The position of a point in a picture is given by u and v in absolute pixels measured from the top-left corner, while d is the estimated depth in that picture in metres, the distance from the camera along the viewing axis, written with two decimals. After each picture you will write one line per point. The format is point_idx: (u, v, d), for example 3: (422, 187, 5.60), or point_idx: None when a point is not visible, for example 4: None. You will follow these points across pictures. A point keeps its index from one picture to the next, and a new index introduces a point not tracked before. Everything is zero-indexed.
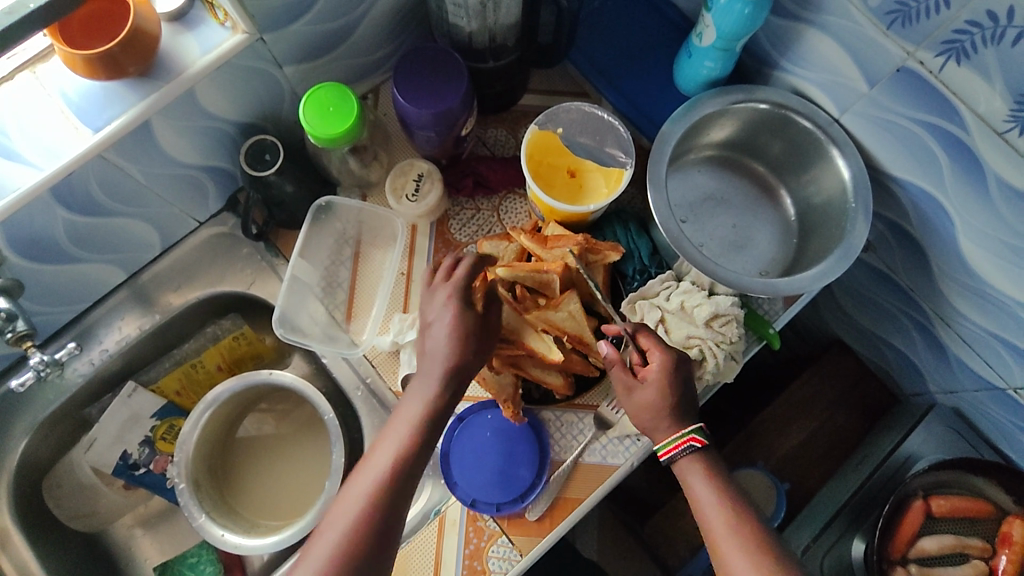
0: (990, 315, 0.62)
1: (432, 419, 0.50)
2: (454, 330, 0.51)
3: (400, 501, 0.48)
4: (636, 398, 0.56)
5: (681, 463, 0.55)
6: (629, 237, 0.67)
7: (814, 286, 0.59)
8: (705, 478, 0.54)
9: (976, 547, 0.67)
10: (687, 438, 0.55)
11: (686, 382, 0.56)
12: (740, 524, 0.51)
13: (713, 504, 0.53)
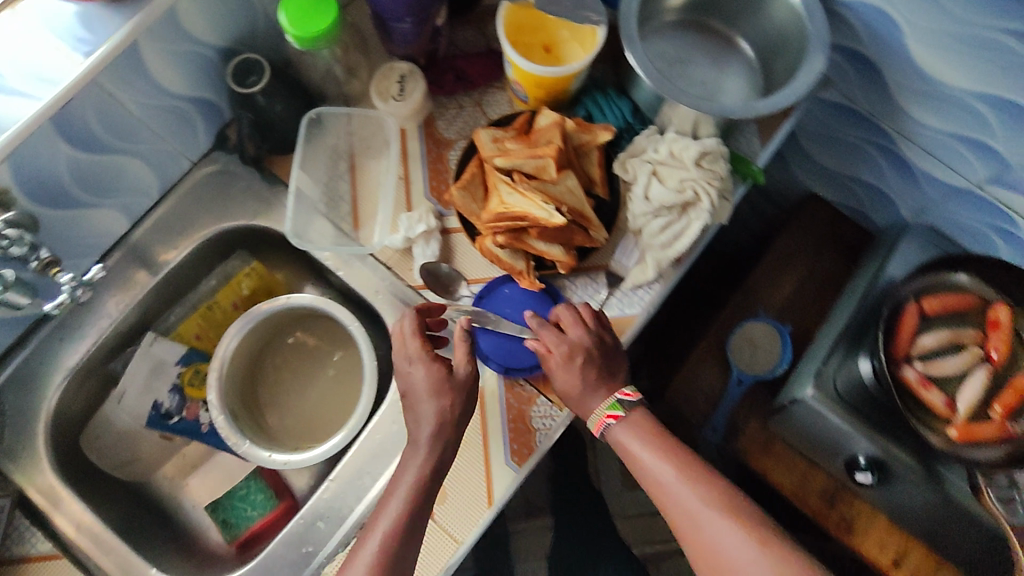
0: (946, 114, 0.69)
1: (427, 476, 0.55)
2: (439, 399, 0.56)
3: (404, 554, 0.52)
4: (560, 372, 0.60)
5: (615, 432, 0.61)
6: (609, 102, 0.70)
7: (795, 96, 0.63)
8: (640, 445, 0.59)
9: (972, 337, 0.73)
10: (604, 416, 0.60)
11: (595, 366, 0.60)
12: (680, 471, 0.58)
13: (652, 463, 0.58)
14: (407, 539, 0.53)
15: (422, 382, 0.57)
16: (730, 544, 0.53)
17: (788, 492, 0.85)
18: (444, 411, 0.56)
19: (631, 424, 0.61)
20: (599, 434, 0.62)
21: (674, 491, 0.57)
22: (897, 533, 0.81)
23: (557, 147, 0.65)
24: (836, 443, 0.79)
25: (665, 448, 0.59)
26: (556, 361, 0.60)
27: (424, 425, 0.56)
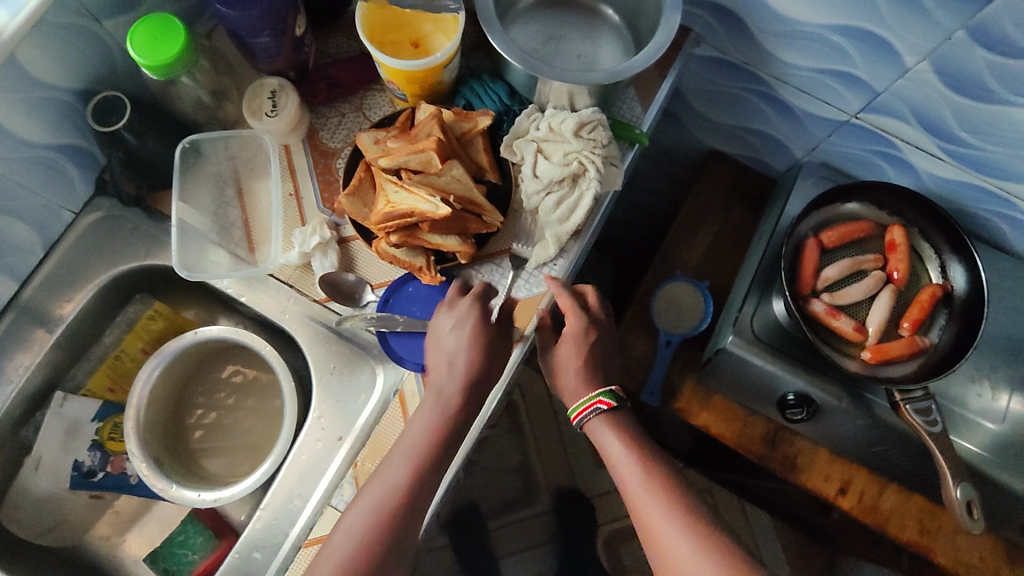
0: (810, 51, 0.71)
1: (445, 414, 0.59)
2: (468, 332, 0.61)
3: (420, 490, 0.56)
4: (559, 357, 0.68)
5: (592, 424, 0.66)
6: (484, 88, 0.71)
7: (663, 47, 0.65)
8: (614, 438, 0.64)
9: (872, 261, 0.76)
10: (595, 402, 0.65)
11: (598, 349, 0.68)
12: (641, 461, 0.62)
13: (620, 460, 0.63)
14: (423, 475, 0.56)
15: (457, 336, 0.62)
16: (667, 528, 0.56)
17: (733, 443, 0.86)
18: (468, 350, 0.61)
19: (609, 417, 0.66)
20: (578, 423, 0.67)
21: (632, 483, 0.61)
22: (839, 462, 0.85)
23: (438, 139, 0.65)
24: (766, 385, 0.80)
25: (632, 441, 0.64)
26: (571, 329, 0.67)
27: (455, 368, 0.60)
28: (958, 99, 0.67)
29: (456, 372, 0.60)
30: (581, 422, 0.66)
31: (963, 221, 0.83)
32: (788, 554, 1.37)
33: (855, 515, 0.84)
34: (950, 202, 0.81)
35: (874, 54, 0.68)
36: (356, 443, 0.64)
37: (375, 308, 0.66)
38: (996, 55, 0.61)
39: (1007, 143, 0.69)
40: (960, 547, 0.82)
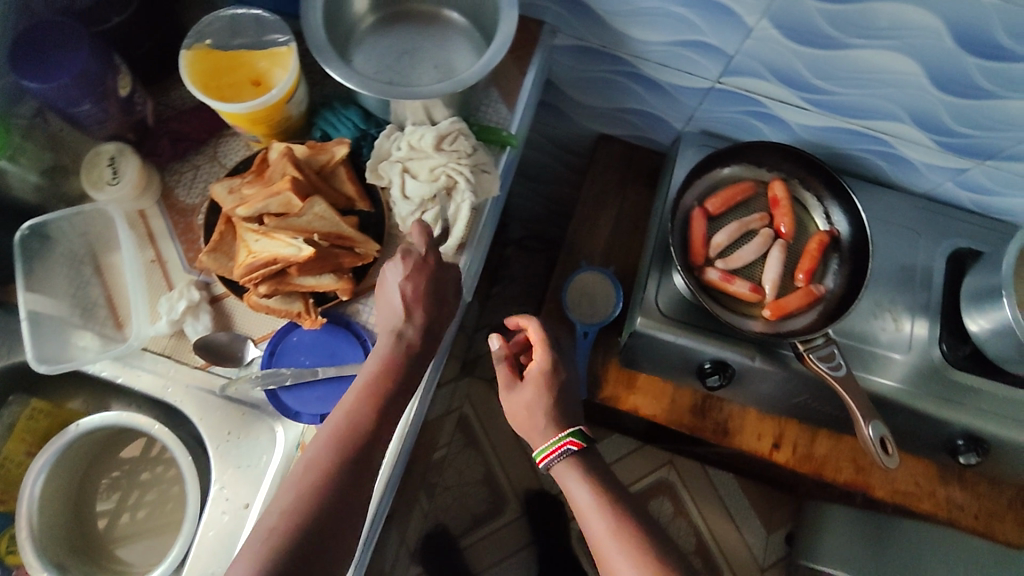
0: (659, 26, 0.71)
1: (379, 388, 0.57)
2: (409, 289, 0.61)
3: (354, 455, 0.53)
4: (518, 396, 0.70)
5: (558, 466, 0.66)
6: (338, 115, 0.68)
7: (507, 39, 0.63)
8: (581, 478, 0.65)
9: (757, 221, 0.77)
10: (565, 443, 0.66)
11: (559, 393, 0.70)
12: (605, 502, 0.63)
13: (588, 504, 0.63)
14: (358, 444, 0.54)
15: (400, 272, 0.61)
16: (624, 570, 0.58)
17: (664, 420, 0.87)
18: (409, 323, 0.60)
19: (577, 458, 0.66)
20: (544, 465, 0.67)
21: (596, 529, 0.61)
22: (769, 419, 0.87)
23: (292, 177, 0.62)
24: (684, 357, 0.81)
25: (597, 481, 0.65)
26: (537, 370, 0.70)
27: (394, 328, 0.60)
28: (805, 50, 0.67)
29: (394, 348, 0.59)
30: (547, 466, 0.67)
31: (843, 163, 0.84)
32: (753, 503, 1.45)
33: (793, 467, 0.86)
34: (827, 147, 0.82)
35: (718, 20, 0.67)
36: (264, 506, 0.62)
37: (262, 364, 0.63)
38: (829, 3, 0.60)
39: (861, 85, 0.69)
40: (896, 477, 0.85)
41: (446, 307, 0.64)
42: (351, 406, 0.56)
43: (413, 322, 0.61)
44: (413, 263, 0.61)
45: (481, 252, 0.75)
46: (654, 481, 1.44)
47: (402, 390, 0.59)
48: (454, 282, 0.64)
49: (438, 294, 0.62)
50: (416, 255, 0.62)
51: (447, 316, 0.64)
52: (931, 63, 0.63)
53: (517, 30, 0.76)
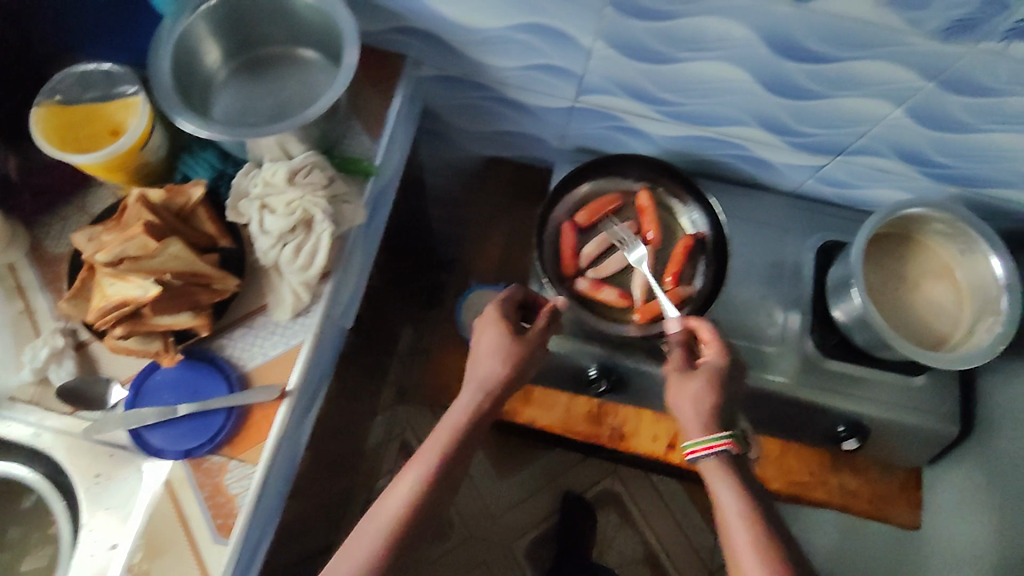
0: (511, 53, 0.72)
1: (444, 459, 0.60)
2: (498, 371, 0.64)
3: (415, 530, 0.57)
4: (687, 387, 0.64)
5: (708, 466, 0.61)
6: (195, 158, 0.70)
7: (347, 72, 0.65)
8: (731, 489, 0.59)
9: (625, 229, 0.80)
10: (723, 442, 0.61)
11: (728, 387, 0.65)
12: (745, 511, 0.57)
13: (735, 512, 0.58)
14: (422, 516, 0.57)
15: (493, 344, 0.66)
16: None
17: (560, 429, 0.89)
18: (485, 387, 0.64)
19: (723, 462, 0.61)
20: (692, 460, 0.62)
21: (733, 526, 0.57)
22: (663, 421, 0.88)
23: (146, 220, 0.63)
24: (572, 366, 0.83)
25: (738, 474, 0.61)
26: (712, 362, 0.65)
27: (485, 380, 0.64)
28: (643, 65, 0.68)
29: (465, 412, 0.63)
30: (696, 461, 0.62)
31: (713, 168, 0.87)
32: (698, 505, 1.44)
33: (689, 465, 0.88)
34: (694, 154, 0.85)
35: (559, 44, 0.69)
36: (132, 540, 0.65)
37: (126, 405, 0.66)
38: (650, 22, 0.62)
39: (704, 95, 0.70)
40: (789, 467, 0.88)
41: (532, 364, 0.67)
42: (416, 476, 0.59)
43: (491, 374, 0.64)
44: (498, 322, 0.67)
45: (357, 279, 0.77)
46: (600, 493, 1.43)
47: (465, 451, 0.62)
48: (538, 333, 0.67)
49: (520, 363, 0.65)
50: (489, 312, 0.69)
51: (532, 368, 0.68)
52: (759, 70, 0.65)
53: (378, 64, 0.78)
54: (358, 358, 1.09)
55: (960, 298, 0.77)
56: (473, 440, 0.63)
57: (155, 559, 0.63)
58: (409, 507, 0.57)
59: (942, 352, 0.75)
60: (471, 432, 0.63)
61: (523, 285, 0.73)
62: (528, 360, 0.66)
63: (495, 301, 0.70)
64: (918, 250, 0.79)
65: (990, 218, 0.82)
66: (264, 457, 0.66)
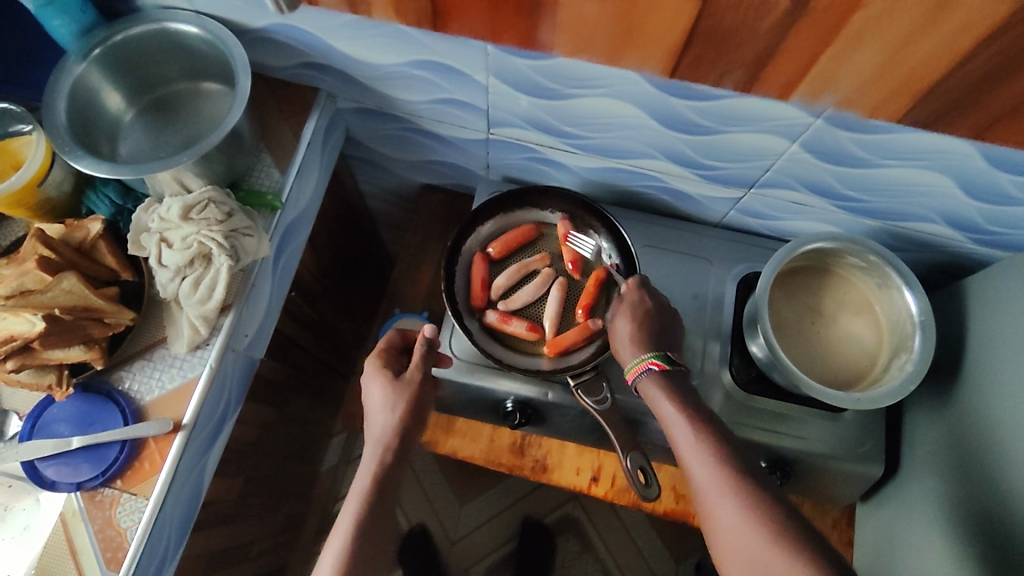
0: (415, 86, 0.74)
1: (373, 489, 0.62)
2: (392, 417, 0.66)
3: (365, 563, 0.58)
4: (615, 329, 0.70)
5: (645, 386, 0.65)
6: (98, 193, 0.71)
7: (240, 102, 0.66)
8: (667, 398, 0.63)
9: (537, 261, 0.80)
10: (647, 362, 0.65)
11: (649, 319, 0.70)
12: (689, 416, 0.61)
13: (679, 425, 0.60)
14: (363, 552, 0.58)
15: (379, 396, 0.68)
16: (765, 559, 0.50)
17: (482, 460, 0.88)
18: (387, 424, 0.66)
19: (663, 377, 0.64)
20: (633, 381, 0.66)
21: (711, 495, 0.55)
22: (587, 454, 0.87)
23: (40, 254, 0.64)
24: (489, 398, 0.82)
25: (690, 406, 0.62)
26: (631, 303, 0.71)
27: (380, 435, 0.66)
28: (541, 102, 0.70)
29: (381, 447, 0.65)
30: (636, 382, 0.66)
31: (636, 199, 0.87)
32: (662, 535, 1.35)
33: (613, 500, 0.85)
34: (614, 184, 0.85)
35: (456, 80, 0.71)
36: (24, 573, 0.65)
37: (21, 438, 0.66)
38: (532, 61, 0.64)
39: (604, 129, 0.72)
40: None
41: (426, 405, 0.70)
42: (343, 531, 0.59)
43: (391, 415, 0.67)
44: (382, 372, 0.70)
45: (266, 313, 0.77)
46: (560, 518, 1.36)
47: (386, 506, 0.62)
48: (426, 391, 0.71)
49: (407, 406, 0.68)
50: (377, 355, 0.72)
51: (425, 411, 0.70)
52: (647, 107, 0.66)
53: (292, 97, 0.80)
54: (304, 383, 1.08)
55: (879, 331, 0.76)
56: (396, 473, 0.65)
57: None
58: (349, 543, 0.58)
59: (860, 387, 0.73)
60: (390, 467, 0.64)
61: (399, 332, 0.75)
62: (419, 402, 0.69)
63: (374, 351, 0.73)
64: (836, 282, 0.78)
65: (915, 250, 0.79)
66: (159, 487, 0.65)
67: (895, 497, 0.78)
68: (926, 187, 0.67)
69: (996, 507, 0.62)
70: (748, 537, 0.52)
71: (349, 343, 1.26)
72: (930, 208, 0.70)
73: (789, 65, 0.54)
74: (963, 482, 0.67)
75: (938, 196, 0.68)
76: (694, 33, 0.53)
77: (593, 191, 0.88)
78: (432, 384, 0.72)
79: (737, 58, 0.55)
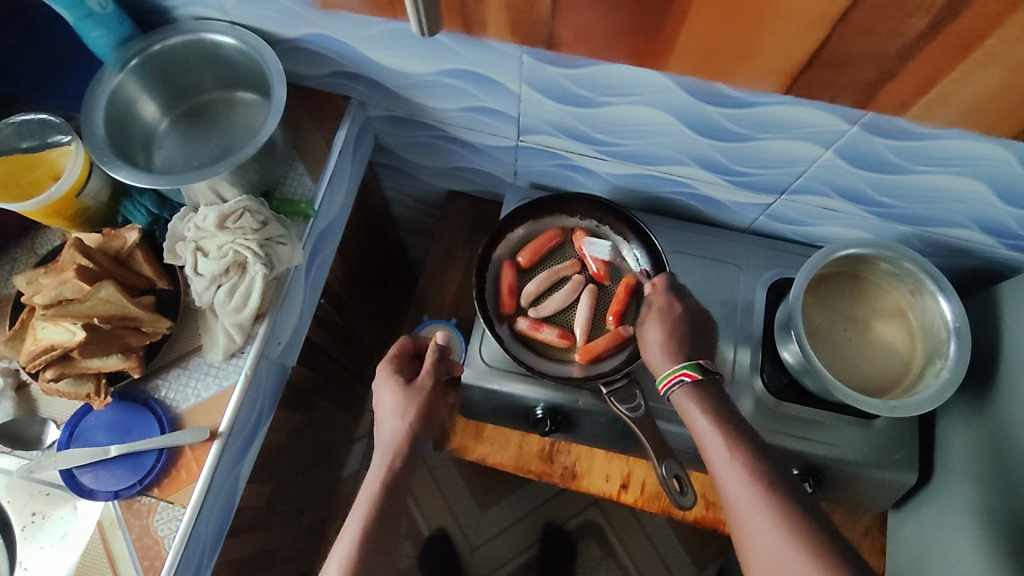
0: (446, 94, 0.74)
1: (383, 493, 0.62)
2: (402, 424, 0.66)
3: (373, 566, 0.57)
4: (647, 335, 0.70)
5: (679, 398, 0.64)
6: (133, 202, 0.72)
7: (276, 113, 0.67)
8: (700, 411, 0.62)
9: (567, 267, 0.80)
10: (678, 373, 0.64)
11: (682, 323, 0.70)
12: (722, 429, 0.60)
13: (713, 438, 0.60)
14: (372, 554, 0.58)
15: (389, 402, 0.69)
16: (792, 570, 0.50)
17: (511, 467, 0.88)
18: (398, 430, 0.66)
19: (698, 390, 0.63)
20: (666, 391, 0.66)
21: (743, 504, 0.55)
22: (616, 460, 0.86)
23: (78, 263, 0.64)
24: (519, 405, 0.82)
25: (720, 414, 0.61)
26: (662, 309, 0.71)
27: (392, 441, 0.66)
28: (572, 109, 0.70)
29: (391, 452, 0.65)
30: (668, 393, 0.65)
31: (664, 205, 0.87)
32: (683, 540, 1.34)
33: (642, 507, 0.85)
34: (643, 191, 0.85)
35: (489, 88, 0.71)
36: None
37: (59, 446, 0.67)
38: (565, 69, 0.64)
39: (636, 136, 0.72)
40: None
41: (434, 415, 0.70)
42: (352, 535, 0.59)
43: (402, 421, 0.67)
44: (395, 379, 0.70)
45: (298, 321, 0.78)
46: (581, 523, 1.36)
47: (395, 513, 0.62)
48: (439, 402, 0.71)
49: (418, 415, 0.68)
50: (391, 358, 0.73)
51: (434, 418, 0.70)
52: (681, 114, 0.66)
53: (324, 106, 0.81)
54: (329, 389, 1.09)
55: (913, 339, 0.75)
56: (407, 480, 0.65)
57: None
58: (358, 546, 0.58)
59: (894, 395, 0.73)
60: (401, 473, 0.64)
61: (413, 337, 0.75)
62: (429, 408, 0.69)
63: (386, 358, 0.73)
64: (868, 289, 0.77)
65: (946, 256, 0.79)
66: (196, 492, 0.66)
67: (929, 504, 0.78)
68: (960, 194, 0.67)
69: None
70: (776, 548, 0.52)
71: (372, 349, 1.26)
72: (963, 214, 0.70)
73: (823, 73, 0.55)
74: (999, 491, 0.67)
75: (973, 203, 0.67)
76: (814, 58, 0.53)
77: (622, 197, 0.88)
78: (442, 391, 0.73)
79: (789, 66, 0.55)
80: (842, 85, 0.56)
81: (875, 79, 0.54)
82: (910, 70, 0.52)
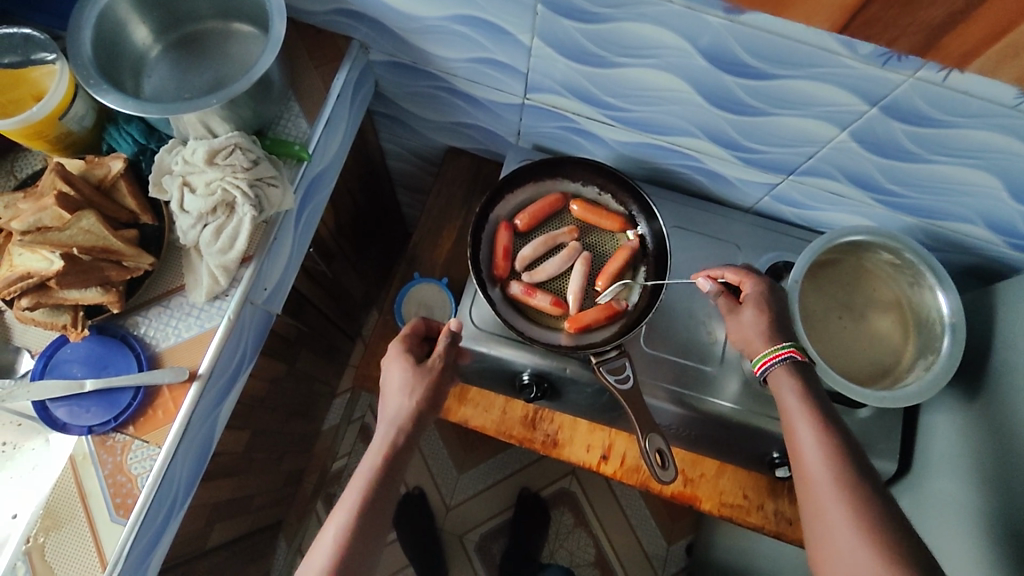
0: (453, 43, 0.72)
1: (383, 466, 0.61)
2: (413, 405, 0.65)
3: (372, 539, 0.58)
4: (740, 319, 0.67)
5: (777, 376, 0.63)
6: (120, 130, 0.69)
7: (276, 47, 0.63)
8: (796, 393, 0.61)
9: (564, 234, 0.78)
10: (785, 351, 0.63)
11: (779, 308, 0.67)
12: (815, 414, 0.59)
13: (801, 417, 0.59)
14: (369, 525, 0.58)
15: (396, 381, 0.67)
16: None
17: (493, 430, 0.86)
18: (407, 410, 0.65)
19: (797, 374, 0.62)
20: (762, 373, 0.64)
21: (824, 506, 0.54)
22: (600, 432, 0.86)
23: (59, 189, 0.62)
24: (507, 368, 0.81)
25: (821, 413, 0.59)
26: (754, 290, 0.68)
27: (396, 417, 0.65)
28: (583, 68, 0.67)
29: (398, 429, 0.64)
30: (765, 373, 0.64)
31: (668, 177, 0.85)
32: (656, 515, 1.36)
33: (620, 479, 0.84)
34: (649, 162, 0.83)
35: (499, 39, 0.68)
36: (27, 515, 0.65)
37: (32, 375, 0.65)
38: (581, 23, 0.61)
39: (646, 102, 0.70)
40: (722, 489, 0.83)
41: (440, 399, 0.69)
42: (345, 514, 0.58)
43: (410, 401, 0.66)
44: (406, 357, 0.69)
45: (287, 265, 0.76)
46: (557, 491, 1.37)
47: (389, 493, 0.61)
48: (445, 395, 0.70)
49: (423, 401, 0.66)
50: (411, 331, 0.72)
51: (440, 400, 0.69)
52: (695, 81, 0.63)
53: (325, 48, 0.77)
54: (314, 340, 1.07)
55: (905, 332, 0.75)
56: (402, 463, 0.63)
57: (52, 533, 0.63)
58: (356, 516, 0.58)
59: (882, 385, 0.72)
60: (397, 454, 0.63)
61: (426, 319, 0.74)
62: (433, 398, 0.68)
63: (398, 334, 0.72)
64: (865, 278, 0.77)
65: (948, 250, 0.78)
66: (174, 430, 0.64)
67: (905, 495, 0.78)
68: (971, 187, 0.65)
69: (1008, 512, 0.62)
70: (854, 558, 0.50)
71: (359, 305, 1.25)
72: (972, 208, 0.68)
73: (883, 13, 0.46)
74: (978, 487, 0.67)
75: (984, 198, 0.66)
76: None
77: (626, 166, 0.86)
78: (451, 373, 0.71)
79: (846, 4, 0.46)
80: (911, 27, 0.47)
81: (940, 21, 0.45)
82: (976, 17, 0.44)
